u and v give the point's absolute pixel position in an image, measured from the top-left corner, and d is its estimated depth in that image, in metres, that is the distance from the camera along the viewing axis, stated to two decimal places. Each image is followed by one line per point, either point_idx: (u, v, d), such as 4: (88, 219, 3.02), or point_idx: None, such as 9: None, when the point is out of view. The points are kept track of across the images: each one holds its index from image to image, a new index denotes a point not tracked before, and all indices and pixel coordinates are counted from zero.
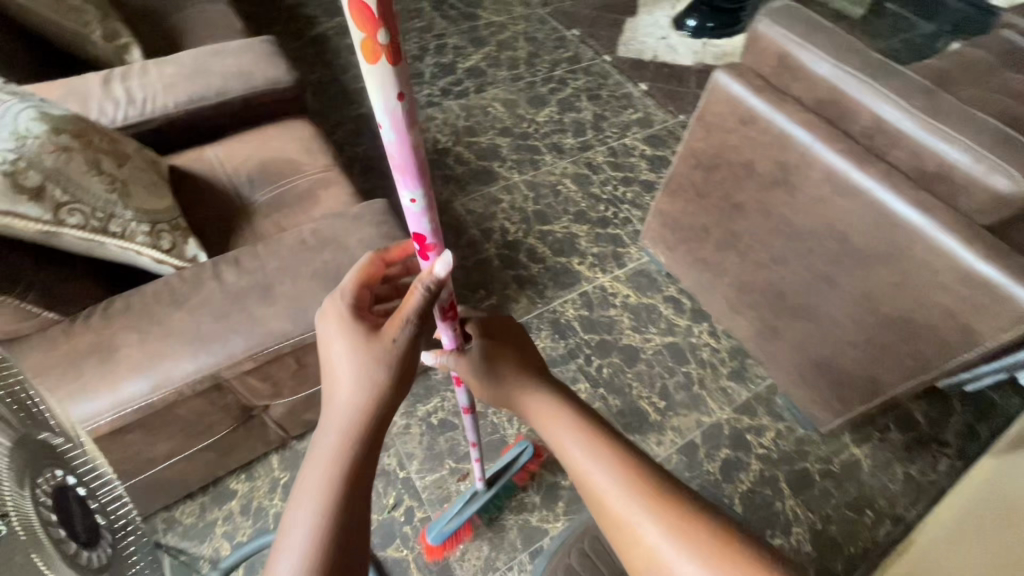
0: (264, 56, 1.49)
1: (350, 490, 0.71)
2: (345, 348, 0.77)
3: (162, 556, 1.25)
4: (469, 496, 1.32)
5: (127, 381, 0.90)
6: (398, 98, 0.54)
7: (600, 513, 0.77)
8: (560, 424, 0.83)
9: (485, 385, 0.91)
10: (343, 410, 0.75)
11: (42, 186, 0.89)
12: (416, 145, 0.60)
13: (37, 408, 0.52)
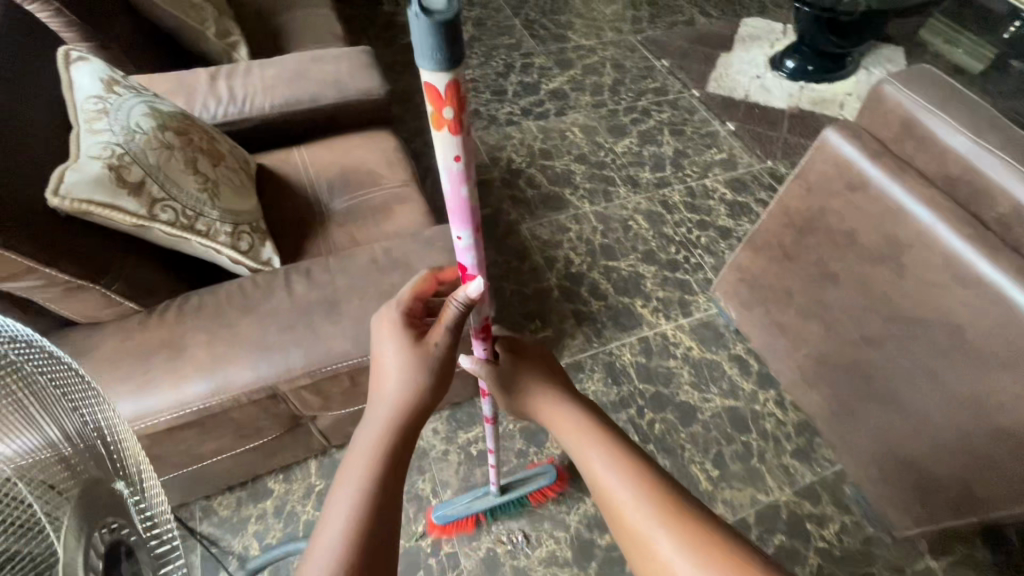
0: (360, 66, 1.52)
1: (385, 487, 0.72)
2: (391, 353, 0.80)
3: (195, 544, 1.27)
4: (481, 492, 1.32)
5: (190, 381, 0.91)
6: (456, 158, 0.61)
7: (617, 526, 0.76)
8: (580, 435, 0.83)
9: (513, 395, 0.91)
10: (387, 411, 0.78)
11: (142, 181, 0.91)
12: (470, 196, 0.66)
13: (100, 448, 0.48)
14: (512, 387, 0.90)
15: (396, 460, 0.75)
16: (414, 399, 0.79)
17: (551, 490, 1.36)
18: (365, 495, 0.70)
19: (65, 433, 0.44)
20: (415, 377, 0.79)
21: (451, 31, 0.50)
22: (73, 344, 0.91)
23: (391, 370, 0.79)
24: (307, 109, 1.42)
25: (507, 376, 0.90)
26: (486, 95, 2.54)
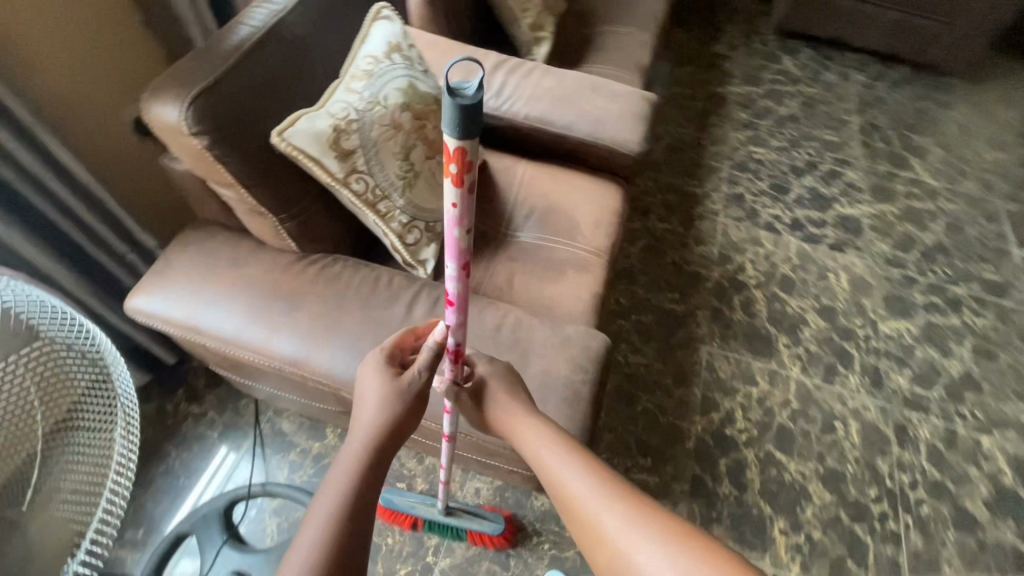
0: (632, 116, 1.38)
1: (355, 513, 0.69)
2: (373, 387, 0.77)
3: (253, 435, 1.45)
4: (427, 502, 1.24)
5: (282, 337, 0.94)
6: (451, 205, 0.52)
7: (573, 522, 0.73)
8: (535, 436, 0.80)
9: (481, 408, 0.85)
10: (363, 441, 0.75)
11: (353, 150, 0.94)
12: (463, 244, 0.56)
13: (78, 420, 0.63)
14: (486, 398, 0.84)
15: (368, 487, 0.72)
16: (390, 434, 0.76)
17: (493, 539, 1.28)
18: (341, 512, 0.68)
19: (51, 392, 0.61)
20: (391, 409, 0.76)
21: (473, 107, 0.43)
22: (237, 251, 1.01)
23: (373, 406, 0.76)
24: (556, 134, 1.35)
25: (486, 391, 0.84)
26: (762, 184, 2.16)
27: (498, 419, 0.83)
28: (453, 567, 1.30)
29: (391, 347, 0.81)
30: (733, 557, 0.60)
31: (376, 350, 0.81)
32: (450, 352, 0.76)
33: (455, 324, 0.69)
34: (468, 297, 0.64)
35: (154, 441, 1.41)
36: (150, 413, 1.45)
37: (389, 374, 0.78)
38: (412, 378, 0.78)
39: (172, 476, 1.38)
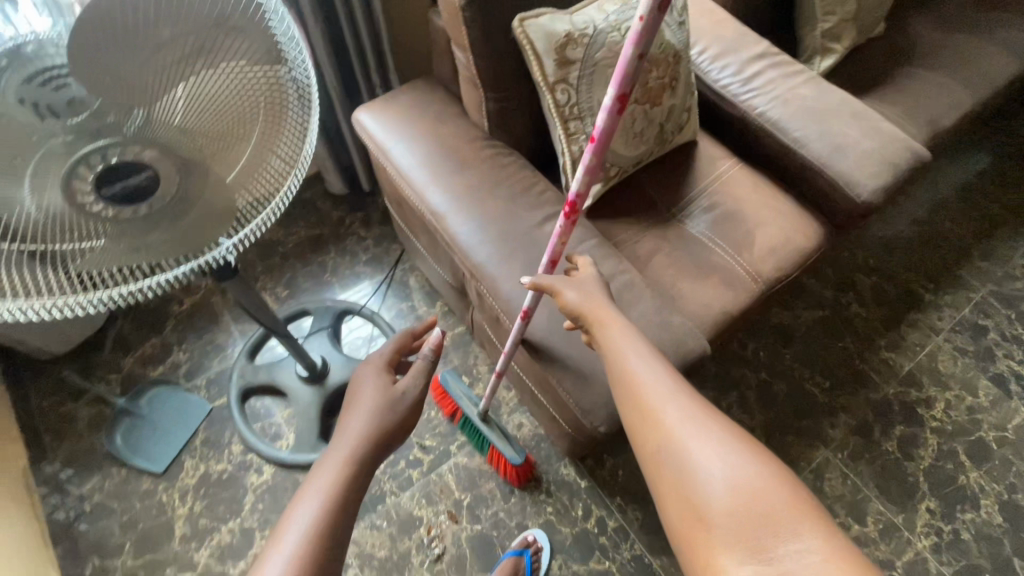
0: (885, 161, 1.17)
1: (351, 484, 0.73)
2: (368, 386, 0.90)
3: (388, 275, 1.69)
4: (469, 400, 1.34)
5: (438, 190, 1.07)
6: (639, 19, 0.54)
7: (629, 411, 0.71)
8: (617, 327, 0.79)
9: (567, 292, 0.84)
10: (358, 426, 0.82)
11: (572, 62, 1.00)
12: (632, 67, 0.58)
13: (262, 141, 0.67)
14: (580, 288, 0.85)
15: (364, 464, 0.77)
16: (389, 426, 0.83)
17: (507, 466, 1.31)
18: (340, 480, 0.73)
19: (269, 108, 0.67)
20: (387, 409, 0.86)
21: None
22: (444, 111, 1.16)
23: (370, 400, 0.87)
24: (784, 145, 1.22)
25: (578, 286, 0.85)
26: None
27: (584, 304, 0.83)
28: (466, 468, 1.40)
29: (388, 355, 0.98)
30: (791, 477, 0.58)
31: (375, 359, 0.96)
32: (566, 206, 0.77)
33: (586, 169, 0.70)
34: (612, 137, 0.65)
35: (326, 238, 1.75)
36: (334, 218, 1.78)
37: (385, 379, 0.92)
38: (404, 383, 0.90)
39: (323, 269, 1.69)
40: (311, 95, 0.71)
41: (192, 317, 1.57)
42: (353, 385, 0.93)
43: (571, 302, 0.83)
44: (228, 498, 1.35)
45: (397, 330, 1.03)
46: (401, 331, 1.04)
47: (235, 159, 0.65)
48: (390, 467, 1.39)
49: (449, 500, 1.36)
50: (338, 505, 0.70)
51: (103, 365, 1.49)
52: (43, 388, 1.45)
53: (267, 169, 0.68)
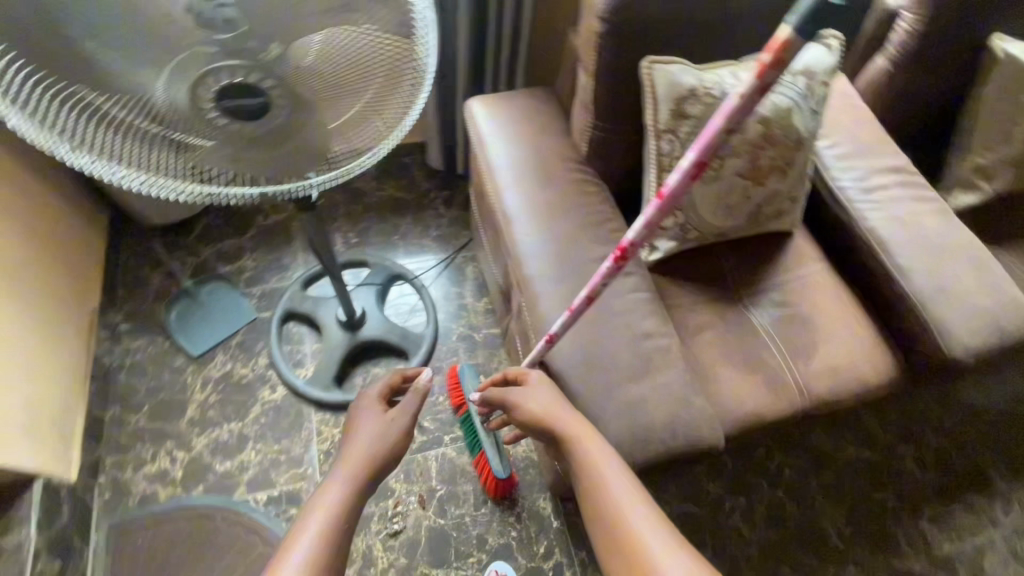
0: (993, 324, 1.05)
1: (351, 504, 0.79)
2: (365, 417, 0.94)
3: (449, 257, 1.75)
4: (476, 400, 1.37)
5: (516, 196, 1.09)
6: (736, 95, 0.59)
7: (623, 563, 0.71)
8: (596, 454, 0.79)
9: (532, 403, 0.86)
10: (356, 453, 0.86)
11: (687, 116, 1.00)
12: (716, 140, 0.61)
13: (368, 105, 0.74)
14: (546, 399, 0.86)
15: (355, 499, 0.80)
16: (386, 455, 0.88)
17: (489, 478, 1.32)
18: (340, 509, 0.77)
19: (383, 75, 0.72)
20: (382, 439, 0.89)
21: (829, 11, 0.51)
22: (550, 124, 1.18)
23: (368, 428, 0.91)
24: (884, 269, 1.13)
25: (541, 391, 0.87)
26: None
27: (551, 414, 0.84)
28: (452, 463, 1.41)
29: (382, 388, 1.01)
30: None
31: (368, 392, 1.00)
32: (617, 251, 0.76)
33: (645, 222, 0.71)
34: (679, 198, 0.67)
35: (408, 204, 1.83)
36: (422, 188, 1.86)
37: (378, 410, 0.95)
38: (400, 414, 0.94)
39: (394, 231, 1.78)
40: (423, 77, 0.75)
41: (271, 233, 1.70)
42: (350, 414, 0.97)
43: (539, 417, 0.84)
44: (238, 401, 1.44)
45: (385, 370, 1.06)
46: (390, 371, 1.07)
47: (346, 116, 0.74)
48: None
49: (425, 484, 1.38)
50: (339, 524, 0.75)
51: (185, 247, 1.65)
52: (133, 248, 1.62)
53: (367, 133, 0.77)
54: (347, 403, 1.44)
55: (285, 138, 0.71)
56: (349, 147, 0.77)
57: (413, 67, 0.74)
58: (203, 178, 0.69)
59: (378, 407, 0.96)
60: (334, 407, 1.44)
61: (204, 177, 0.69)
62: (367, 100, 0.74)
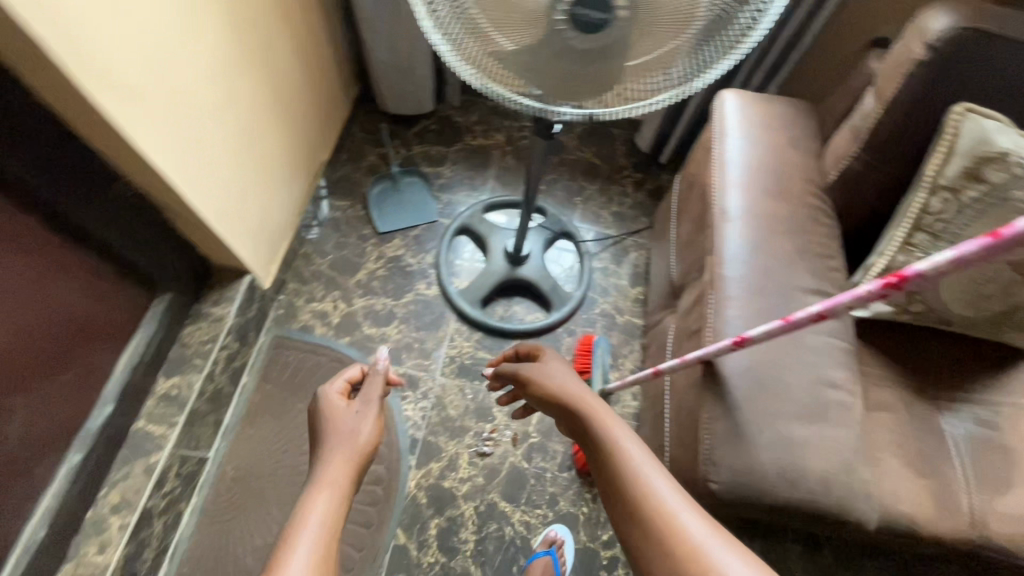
0: None
1: (336, 507, 0.78)
2: (334, 413, 0.98)
3: (621, 235, 1.74)
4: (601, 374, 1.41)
5: (742, 196, 1.05)
6: None
7: (637, 526, 0.75)
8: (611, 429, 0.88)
9: (554, 381, 1.00)
10: (336, 456, 0.89)
11: (982, 181, 0.88)
12: None
13: (673, 54, 0.76)
14: (565, 383, 0.99)
15: (340, 502, 0.80)
16: (364, 452, 0.92)
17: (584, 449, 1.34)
18: (329, 513, 0.77)
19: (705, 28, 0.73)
20: (354, 437, 0.93)
21: None
22: (802, 140, 1.12)
23: (345, 429, 0.94)
24: None
25: (561, 371, 1.01)
26: None
27: (571, 394, 0.96)
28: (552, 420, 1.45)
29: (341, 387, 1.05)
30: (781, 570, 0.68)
31: (328, 387, 1.04)
32: (892, 276, 0.65)
33: (954, 260, 0.58)
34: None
35: (600, 172, 1.85)
36: (619, 163, 1.87)
37: (339, 407, 0.99)
38: (360, 411, 0.99)
39: (579, 191, 1.81)
40: (740, 44, 0.73)
41: (474, 152, 1.83)
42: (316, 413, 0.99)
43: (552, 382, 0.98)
44: (399, 282, 1.60)
45: (351, 364, 1.13)
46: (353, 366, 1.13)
47: (646, 58, 0.76)
48: None
49: (522, 426, 1.44)
50: (329, 527, 0.74)
51: (403, 137, 1.84)
52: (363, 123, 1.84)
53: (653, 81, 0.79)
54: (484, 325, 1.53)
55: (597, 58, 0.77)
56: (629, 87, 0.80)
57: (736, 29, 0.72)
58: (488, 70, 0.81)
59: (339, 402, 1.00)
60: (472, 323, 1.54)
61: (491, 70, 0.81)
62: (675, 50, 0.75)
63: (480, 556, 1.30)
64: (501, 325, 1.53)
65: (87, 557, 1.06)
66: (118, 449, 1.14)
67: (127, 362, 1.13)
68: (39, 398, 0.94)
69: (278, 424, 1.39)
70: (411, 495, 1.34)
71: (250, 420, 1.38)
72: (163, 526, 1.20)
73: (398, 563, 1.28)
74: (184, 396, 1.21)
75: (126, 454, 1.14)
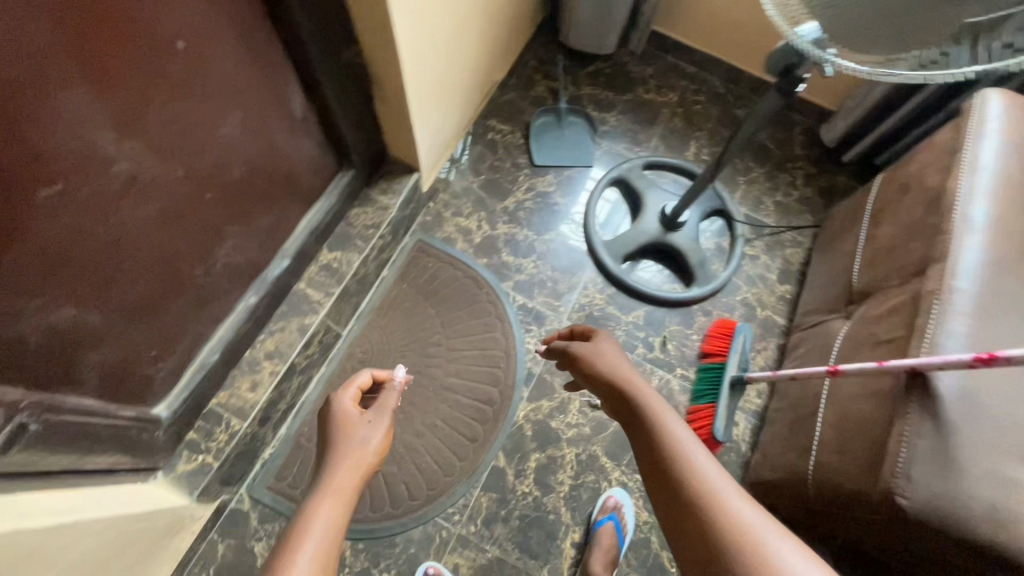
0: None
1: (340, 520, 0.69)
2: (348, 426, 0.87)
3: (781, 227, 1.62)
4: (738, 363, 1.33)
5: (990, 207, 0.94)
6: None
7: (670, 500, 0.70)
8: (656, 402, 0.83)
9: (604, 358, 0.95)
10: (342, 465, 0.80)
11: None
12: None
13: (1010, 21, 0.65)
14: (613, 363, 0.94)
15: (339, 514, 0.71)
16: (371, 463, 0.82)
17: (703, 430, 1.30)
18: (332, 525, 0.68)
19: None
20: (364, 442, 0.84)
21: None
22: None
23: (357, 440, 0.84)
24: None
25: (612, 351, 0.97)
26: None
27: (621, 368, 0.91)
28: (670, 393, 1.41)
29: (350, 401, 0.92)
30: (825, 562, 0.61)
31: (339, 397, 0.92)
32: None
33: None
34: None
35: (772, 157, 1.72)
36: (795, 151, 1.72)
37: (354, 418, 0.88)
38: (373, 422, 0.89)
39: (745, 170, 1.69)
40: None
41: (643, 107, 1.75)
42: (329, 424, 0.87)
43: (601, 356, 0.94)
44: (543, 218, 1.58)
45: (361, 372, 0.99)
46: (364, 373, 1.00)
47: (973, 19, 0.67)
48: (633, 327, 1.47)
49: None
50: (331, 541, 0.66)
51: (575, 75, 1.77)
52: (538, 52, 1.79)
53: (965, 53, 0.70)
54: (619, 281, 1.49)
55: None
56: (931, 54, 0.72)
57: None
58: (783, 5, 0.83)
59: (353, 415, 0.89)
60: (608, 277, 1.50)
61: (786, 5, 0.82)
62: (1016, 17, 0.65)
63: (573, 500, 1.30)
64: (636, 285, 1.49)
65: (239, 391, 1.14)
66: (279, 303, 1.21)
67: (305, 226, 1.19)
68: (241, 234, 1.00)
69: (408, 323, 1.43)
70: (518, 424, 1.36)
71: (384, 312, 1.43)
72: (297, 384, 1.27)
73: (495, 483, 1.30)
74: (342, 272, 1.26)
75: (285, 310, 1.21)
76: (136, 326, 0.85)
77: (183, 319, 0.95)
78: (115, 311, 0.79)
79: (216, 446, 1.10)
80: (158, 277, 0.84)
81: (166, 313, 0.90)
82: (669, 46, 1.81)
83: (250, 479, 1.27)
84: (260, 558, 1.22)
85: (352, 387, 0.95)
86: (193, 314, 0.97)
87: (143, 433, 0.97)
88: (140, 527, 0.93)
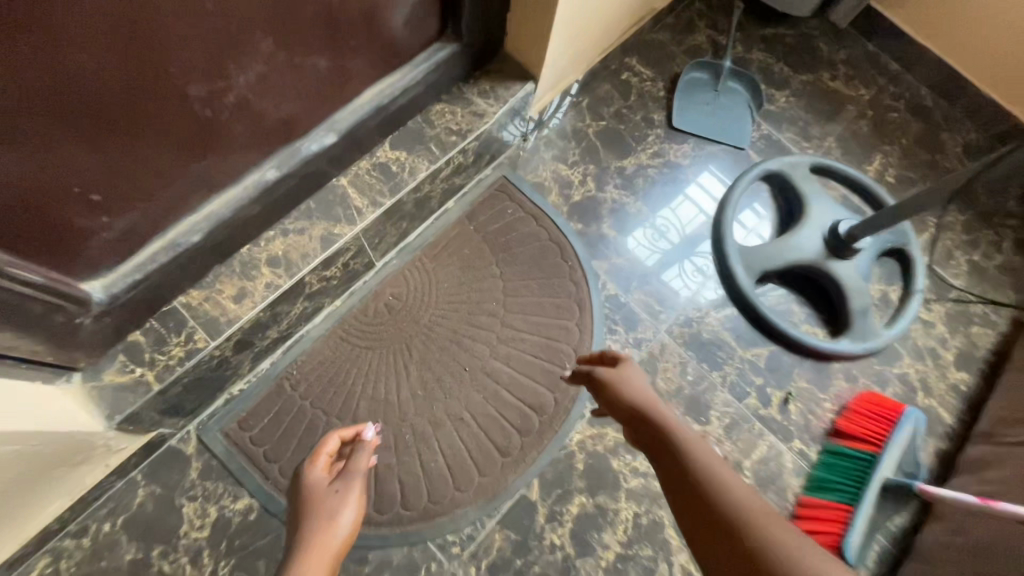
0: None
1: None
2: (321, 501, 0.67)
3: (972, 295, 1.20)
4: (890, 463, 0.96)
5: None
6: None
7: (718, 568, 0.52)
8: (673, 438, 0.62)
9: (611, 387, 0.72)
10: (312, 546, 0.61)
11: None
12: None
13: None
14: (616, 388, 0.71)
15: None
16: (342, 540, 0.63)
17: (824, 537, 0.94)
18: None
19: None
20: (333, 515, 0.65)
21: None
22: None
23: (324, 516, 0.65)
24: None
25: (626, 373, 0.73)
26: None
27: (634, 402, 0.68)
28: (778, 470, 1.03)
29: (319, 475, 0.70)
30: None
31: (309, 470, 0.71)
32: None
33: None
34: None
35: (978, 204, 1.29)
36: (1010, 205, 1.29)
37: (324, 493, 0.68)
38: (340, 489, 0.68)
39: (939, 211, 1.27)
40: None
41: (824, 97, 1.34)
42: (295, 511, 0.67)
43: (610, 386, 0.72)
44: (665, 196, 1.20)
45: (330, 436, 0.75)
46: (332, 436, 0.75)
47: None
48: (749, 369, 1.09)
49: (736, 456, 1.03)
50: None
51: (748, 34, 1.38)
52: None
53: None
54: (745, 302, 1.11)
55: None
56: None
57: None
58: None
59: (321, 490, 0.68)
60: (734, 293, 1.12)
61: None
62: None
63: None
64: (765, 314, 1.10)
65: (220, 297, 0.81)
66: (307, 196, 0.86)
67: (371, 97, 0.84)
68: (275, 64, 0.65)
69: (461, 275, 1.08)
70: (569, 451, 0.99)
71: (435, 253, 1.08)
72: (300, 312, 0.94)
73: (518, 519, 0.95)
74: (401, 179, 0.91)
75: (312, 207, 0.87)
76: (53, 131, 0.51)
77: (146, 160, 0.61)
78: (3, 83, 0.45)
79: (164, 362, 0.77)
80: (105, 63, 0.50)
81: (115, 137, 0.56)
82: (880, 29, 1.38)
83: (206, 414, 0.95)
84: (189, 522, 0.90)
85: (319, 462, 0.72)
86: (165, 159, 0.63)
87: (54, 314, 0.64)
88: (9, 450, 0.61)
